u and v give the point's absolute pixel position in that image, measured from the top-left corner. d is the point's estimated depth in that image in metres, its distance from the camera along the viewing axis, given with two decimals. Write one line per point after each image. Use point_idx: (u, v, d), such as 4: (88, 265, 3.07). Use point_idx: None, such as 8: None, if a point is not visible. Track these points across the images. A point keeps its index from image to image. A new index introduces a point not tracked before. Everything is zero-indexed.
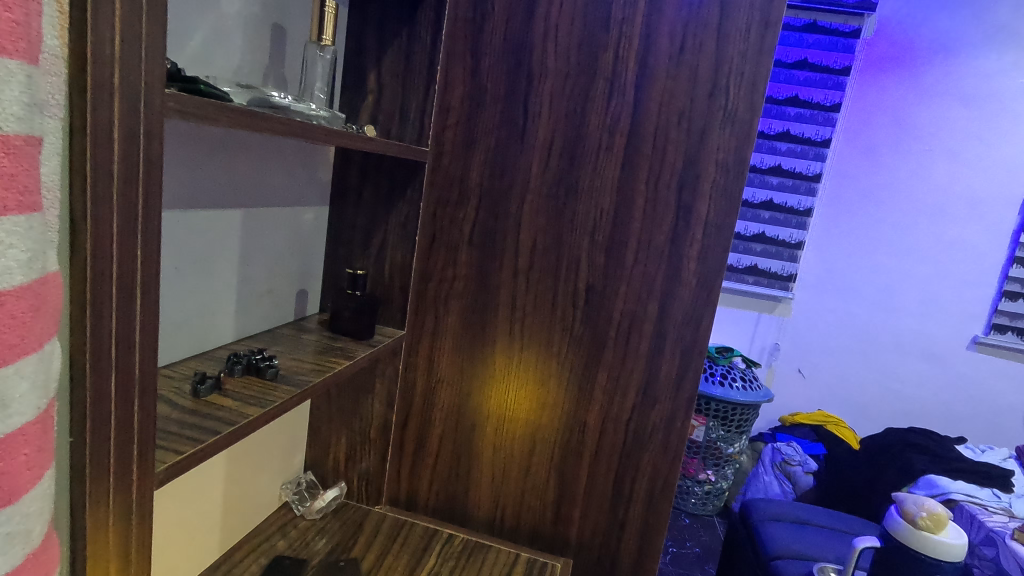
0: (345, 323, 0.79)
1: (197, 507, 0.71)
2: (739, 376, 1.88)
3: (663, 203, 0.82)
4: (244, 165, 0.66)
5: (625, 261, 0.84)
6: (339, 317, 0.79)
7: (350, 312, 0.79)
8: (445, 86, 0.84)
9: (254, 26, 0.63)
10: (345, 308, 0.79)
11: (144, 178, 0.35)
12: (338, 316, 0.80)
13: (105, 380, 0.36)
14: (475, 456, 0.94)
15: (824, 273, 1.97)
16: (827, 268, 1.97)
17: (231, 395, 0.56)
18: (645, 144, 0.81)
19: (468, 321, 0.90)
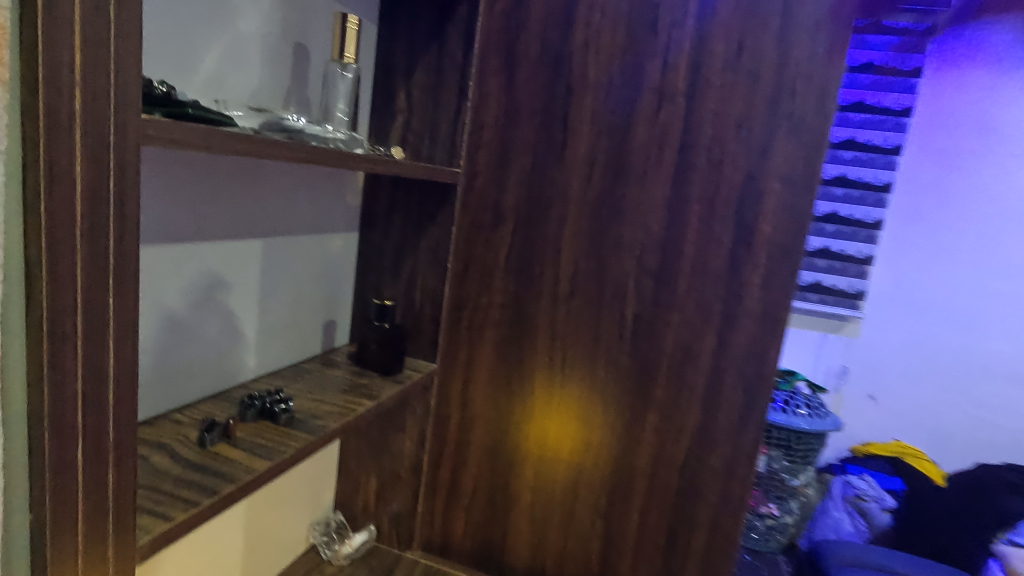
0: (372, 356, 0.74)
1: (214, 555, 0.67)
2: (804, 404, 1.72)
3: (719, 223, 0.73)
4: (264, 192, 0.62)
5: (677, 288, 0.75)
6: (366, 350, 0.75)
7: (378, 345, 0.74)
8: (478, 102, 0.79)
9: (274, 46, 0.60)
10: (372, 340, 0.74)
11: (114, 219, 0.31)
12: (365, 349, 0.75)
13: (69, 449, 0.31)
14: (513, 500, 0.86)
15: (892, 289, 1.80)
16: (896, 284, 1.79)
17: (240, 444, 0.51)
18: (698, 159, 0.73)
19: (504, 354, 0.83)
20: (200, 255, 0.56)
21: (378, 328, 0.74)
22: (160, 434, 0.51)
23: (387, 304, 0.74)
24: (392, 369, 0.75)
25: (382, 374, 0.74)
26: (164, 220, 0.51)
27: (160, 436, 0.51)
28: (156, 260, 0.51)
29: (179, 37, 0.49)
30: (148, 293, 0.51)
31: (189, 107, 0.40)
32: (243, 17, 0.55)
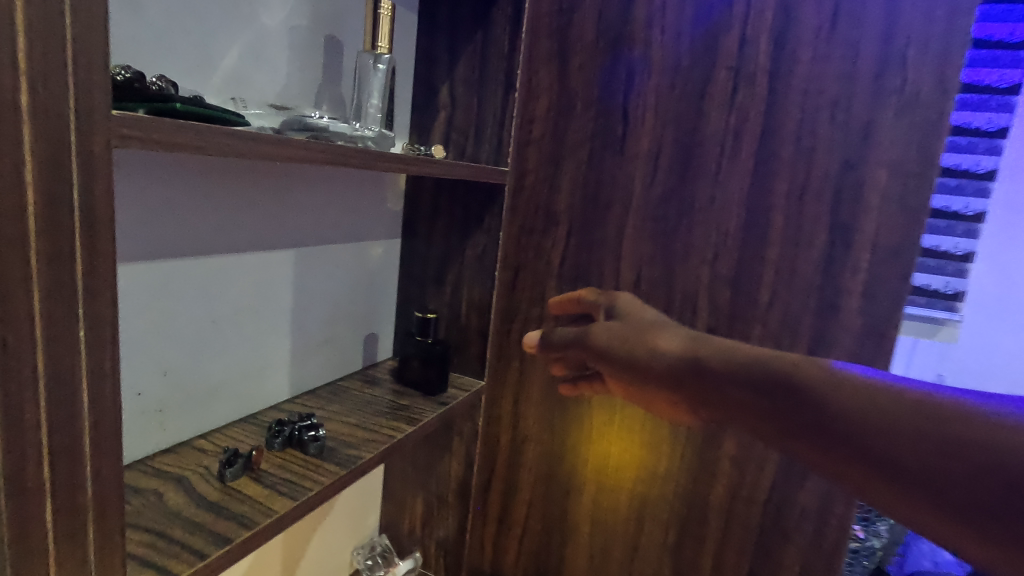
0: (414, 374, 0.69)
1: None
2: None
3: (809, 222, 0.63)
4: (298, 200, 0.58)
5: (759, 297, 0.66)
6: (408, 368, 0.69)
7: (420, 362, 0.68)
8: (527, 94, 0.72)
9: (304, 40, 0.55)
10: (413, 358, 0.69)
11: (82, 237, 0.26)
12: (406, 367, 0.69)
13: (37, 509, 0.26)
14: (570, 531, 0.78)
15: None
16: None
17: (263, 480, 0.46)
18: (783, 148, 0.63)
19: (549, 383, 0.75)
20: (228, 270, 0.51)
21: (421, 343, 0.68)
22: (180, 465, 0.47)
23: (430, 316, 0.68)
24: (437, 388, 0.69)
25: (425, 393, 0.69)
26: (185, 231, 0.47)
27: (180, 467, 0.47)
28: (179, 275, 0.47)
29: (197, 32, 0.45)
30: (172, 313, 0.47)
31: (177, 102, 0.32)
32: (267, 8, 0.50)
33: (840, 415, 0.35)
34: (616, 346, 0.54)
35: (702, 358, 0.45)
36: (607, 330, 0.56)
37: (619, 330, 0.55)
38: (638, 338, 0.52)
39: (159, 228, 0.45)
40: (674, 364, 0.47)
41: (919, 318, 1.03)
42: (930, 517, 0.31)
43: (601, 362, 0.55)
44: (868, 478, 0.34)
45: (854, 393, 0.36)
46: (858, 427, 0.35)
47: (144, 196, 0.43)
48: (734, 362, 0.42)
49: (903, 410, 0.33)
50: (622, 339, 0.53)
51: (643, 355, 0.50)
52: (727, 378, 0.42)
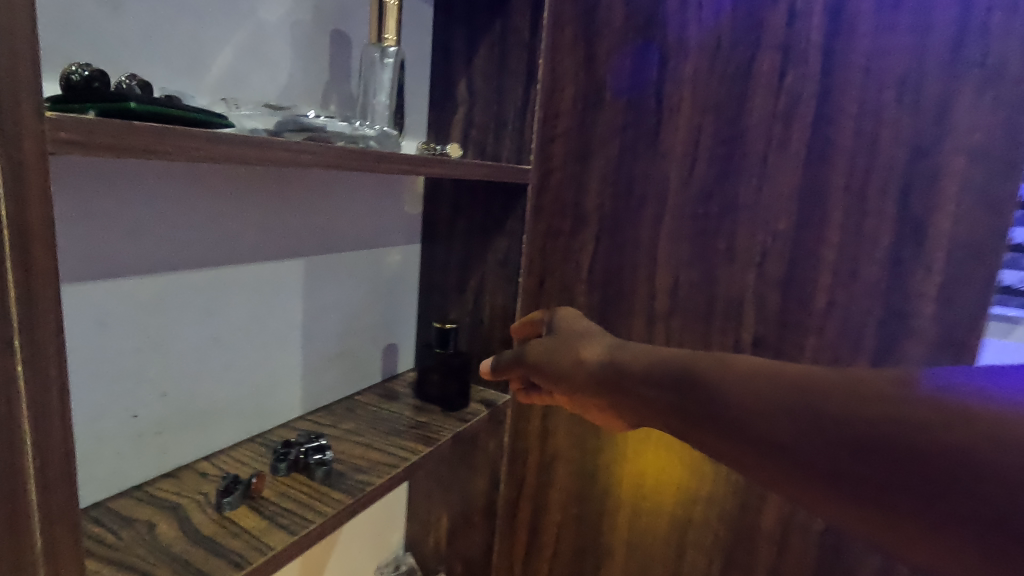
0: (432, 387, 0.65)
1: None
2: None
3: (872, 218, 0.55)
4: (308, 207, 0.54)
5: (814, 304, 0.59)
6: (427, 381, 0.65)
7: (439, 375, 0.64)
8: (551, 85, 0.66)
9: (307, 35, 0.51)
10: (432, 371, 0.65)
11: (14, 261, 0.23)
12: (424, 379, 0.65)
13: None
14: (604, 556, 0.72)
15: None
16: None
17: (263, 510, 0.43)
18: (841, 134, 0.56)
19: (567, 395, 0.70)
20: (231, 284, 0.49)
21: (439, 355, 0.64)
22: (176, 492, 0.44)
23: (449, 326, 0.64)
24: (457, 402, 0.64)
25: (444, 408, 0.64)
26: (182, 243, 0.44)
27: (177, 494, 0.44)
28: (175, 289, 0.44)
29: (186, 31, 0.42)
30: (169, 329, 0.45)
31: (133, 102, 0.28)
32: (265, 3, 0.47)
33: (752, 412, 0.31)
34: (542, 368, 0.51)
35: (621, 362, 0.43)
36: (533, 344, 0.53)
37: (546, 345, 0.52)
38: (564, 348, 0.50)
39: (153, 240, 0.42)
40: (590, 375, 0.46)
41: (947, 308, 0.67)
42: (892, 532, 0.25)
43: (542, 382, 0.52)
44: (833, 482, 0.27)
45: (767, 385, 0.31)
46: (782, 430, 0.30)
47: (136, 207, 0.41)
48: (649, 363, 0.40)
49: (827, 403, 0.28)
50: (534, 356, 0.52)
51: (553, 367, 0.50)
52: (634, 378, 0.41)
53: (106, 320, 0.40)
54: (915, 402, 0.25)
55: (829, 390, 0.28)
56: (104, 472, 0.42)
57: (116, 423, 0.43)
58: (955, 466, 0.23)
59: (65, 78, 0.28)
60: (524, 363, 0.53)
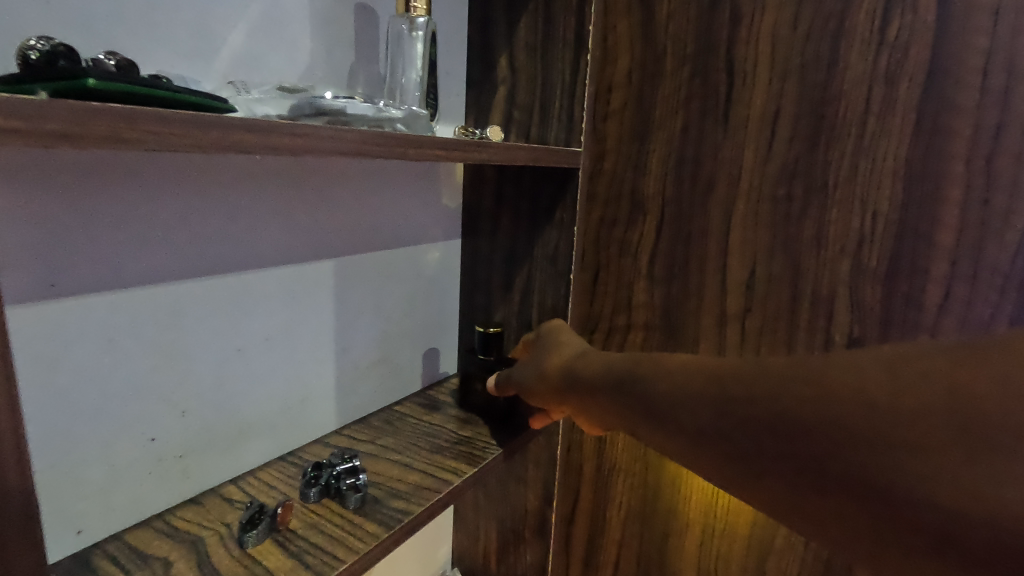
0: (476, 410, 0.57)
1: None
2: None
3: (1002, 194, 0.46)
4: (337, 202, 0.49)
5: (926, 299, 0.49)
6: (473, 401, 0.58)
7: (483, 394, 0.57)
8: (604, 55, 0.59)
9: (330, 9, 0.45)
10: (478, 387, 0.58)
11: None
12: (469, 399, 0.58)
13: None
14: None
15: None
16: None
17: (289, 547, 0.38)
18: (964, 93, 0.46)
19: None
20: (254, 290, 0.44)
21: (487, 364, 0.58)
22: (199, 520, 0.40)
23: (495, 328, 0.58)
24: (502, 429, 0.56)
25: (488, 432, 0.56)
26: (198, 247, 0.40)
27: (199, 524, 0.40)
28: (191, 300, 0.40)
29: (189, 4, 0.37)
30: (189, 343, 0.40)
31: (91, 78, 0.23)
32: None
33: (682, 413, 0.30)
34: (527, 386, 0.46)
35: (576, 365, 0.41)
36: (522, 360, 0.49)
37: (532, 360, 0.48)
38: (539, 360, 0.46)
39: (163, 247, 0.38)
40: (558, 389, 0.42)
41: None
42: (848, 542, 0.23)
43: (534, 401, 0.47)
44: (788, 494, 0.25)
45: (704, 388, 0.29)
46: (743, 451, 0.27)
47: (142, 209, 0.36)
48: (600, 365, 0.38)
49: (767, 408, 0.26)
50: (522, 375, 0.47)
51: (533, 388, 0.46)
52: (584, 382, 0.39)
53: (115, 336, 0.36)
54: (845, 389, 0.23)
55: (767, 395, 0.26)
56: (122, 502, 0.39)
57: (132, 448, 0.39)
58: (903, 475, 0.21)
59: (20, 55, 0.24)
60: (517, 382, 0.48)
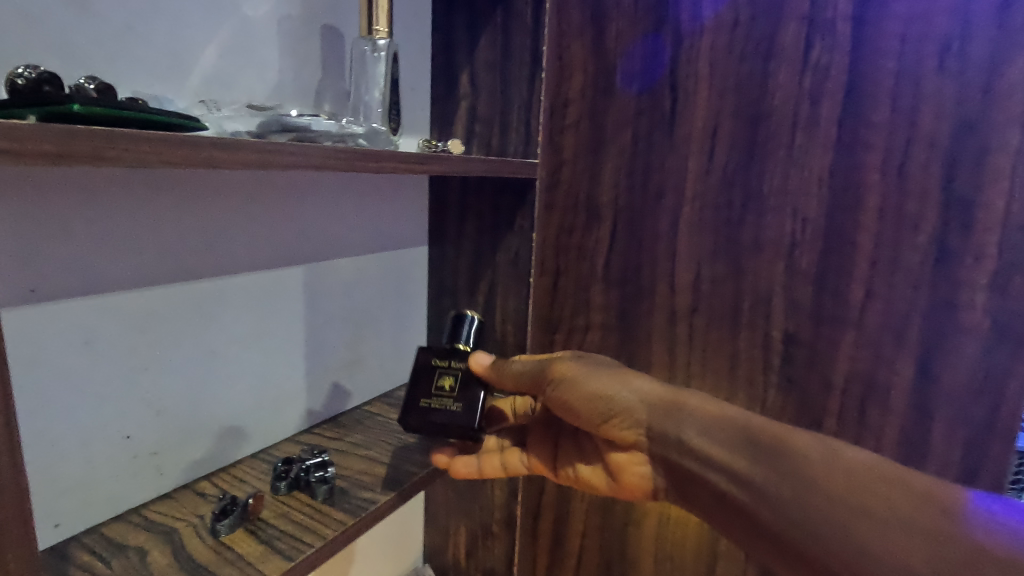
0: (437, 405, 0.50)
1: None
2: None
3: (914, 200, 0.51)
4: (306, 211, 0.52)
5: (851, 297, 0.54)
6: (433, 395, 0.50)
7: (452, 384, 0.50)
8: (559, 72, 0.63)
9: (296, 30, 0.48)
10: (440, 377, 0.51)
11: None
12: (423, 394, 0.51)
13: None
14: (631, 566, 0.68)
15: None
16: None
17: (261, 534, 0.41)
18: (878, 110, 0.51)
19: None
20: (226, 295, 0.46)
21: (454, 352, 0.52)
22: (173, 514, 0.42)
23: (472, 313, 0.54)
24: (466, 421, 0.49)
25: (447, 430, 0.49)
26: (173, 255, 0.42)
27: (173, 517, 0.42)
28: (166, 305, 0.42)
29: (162, 29, 0.39)
30: (164, 346, 0.43)
31: (76, 104, 0.26)
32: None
33: (807, 477, 0.42)
34: (586, 400, 0.51)
35: (676, 403, 0.51)
36: (586, 368, 0.52)
37: (577, 373, 0.52)
38: (602, 379, 0.52)
39: (138, 254, 0.40)
40: (637, 421, 0.51)
41: None
42: None
43: (562, 408, 0.53)
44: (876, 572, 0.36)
45: (840, 466, 0.42)
46: (822, 502, 0.40)
47: (117, 218, 0.38)
48: (711, 416, 0.49)
49: (874, 482, 0.40)
50: (591, 389, 0.51)
51: (602, 405, 0.51)
52: (687, 425, 0.49)
53: (93, 338, 0.39)
54: (931, 497, 0.39)
55: (879, 478, 0.41)
56: (99, 496, 0.41)
57: (108, 444, 0.41)
58: (989, 563, 0.34)
59: (8, 82, 0.26)
60: (569, 389, 0.52)
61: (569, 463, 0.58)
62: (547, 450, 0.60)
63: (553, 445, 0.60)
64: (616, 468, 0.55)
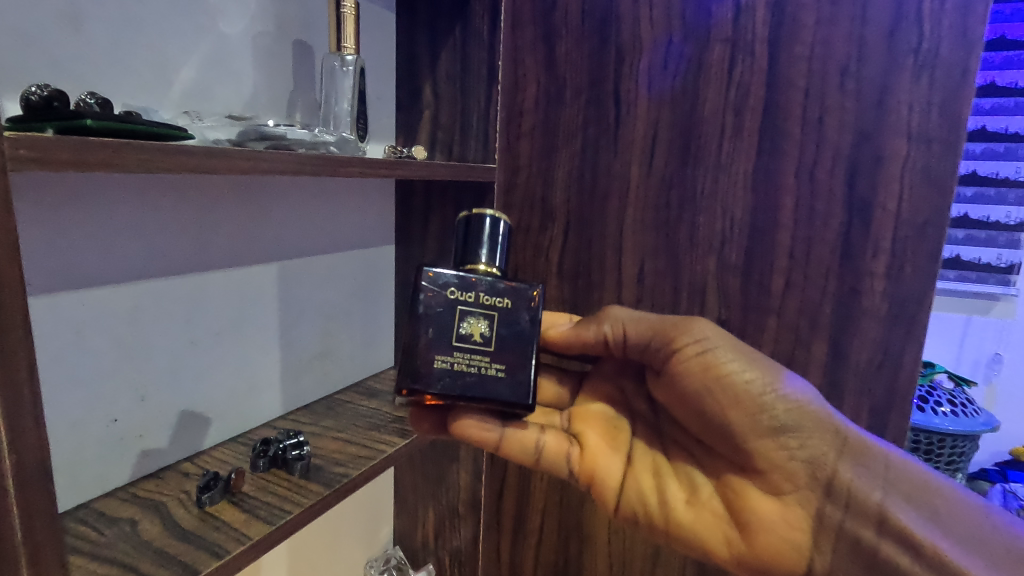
0: (470, 365, 0.44)
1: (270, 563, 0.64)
2: (947, 400, 1.12)
3: (822, 202, 0.58)
4: (280, 212, 0.56)
5: (773, 286, 0.61)
6: (462, 351, 0.44)
7: (486, 337, 0.45)
8: (514, 85, 0.68)
9: (270, 46, 0.53)
10: (468, 325, 0.44)
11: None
12: (445, 350, 0.44)
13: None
14: (587, 538, 0.73)
15: None
16: None
17: (242, 504, 0.45)
18: (791, 122, 0.58)
19: (631, 408, 0.60)
20: (206, 288, 0.50)
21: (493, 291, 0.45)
22: (159, 491, 0.46)
23: (487, 218, 0.47)
24: (513, 394, 0.45)
25: (490, 400, 0.45)
26: (158, 253, 0.46)
27: (161, 493, 0.46)
28: (150, 298, 0.46)
29: (148, 46, 0.43)
30: (148, 337, 0.46)
31: (88, 118, 0.30)
32: (226, 17, 0.49)
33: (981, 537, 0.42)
34: (757, 387, 0.47)
35: (860, 446, 0.46)
36: (758, 358, 0.49)
37: (763, 384, 0.47)
38: (794, 405, 0.47)
39: (126, 251, 0.44)
40: (816, 448, 0.46)
41: (973, 296, 1.30)
42: None
43: (711, 384, 0.48)
44: None
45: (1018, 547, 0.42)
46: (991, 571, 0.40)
47: (108, 219, 0.42)
48: (891, 464, 0.46)
49: None
50: (770, 381, 0.47)
51: (773, 398, 0.47)
52: (866, 467, 0.46)
53: (83, 328, 0.42)
54: None
55: None
56: (89, 475, 0.44)
57: (98, 426, 0.44)
58: None
59: (25, 99, 0.30)
60: (735, 363, 0.48)
61: (644, 484, 0.55)
62: (616, 462, 0.55)
63: (624, 457, 0.56)
64: (735, 500, 0.49)
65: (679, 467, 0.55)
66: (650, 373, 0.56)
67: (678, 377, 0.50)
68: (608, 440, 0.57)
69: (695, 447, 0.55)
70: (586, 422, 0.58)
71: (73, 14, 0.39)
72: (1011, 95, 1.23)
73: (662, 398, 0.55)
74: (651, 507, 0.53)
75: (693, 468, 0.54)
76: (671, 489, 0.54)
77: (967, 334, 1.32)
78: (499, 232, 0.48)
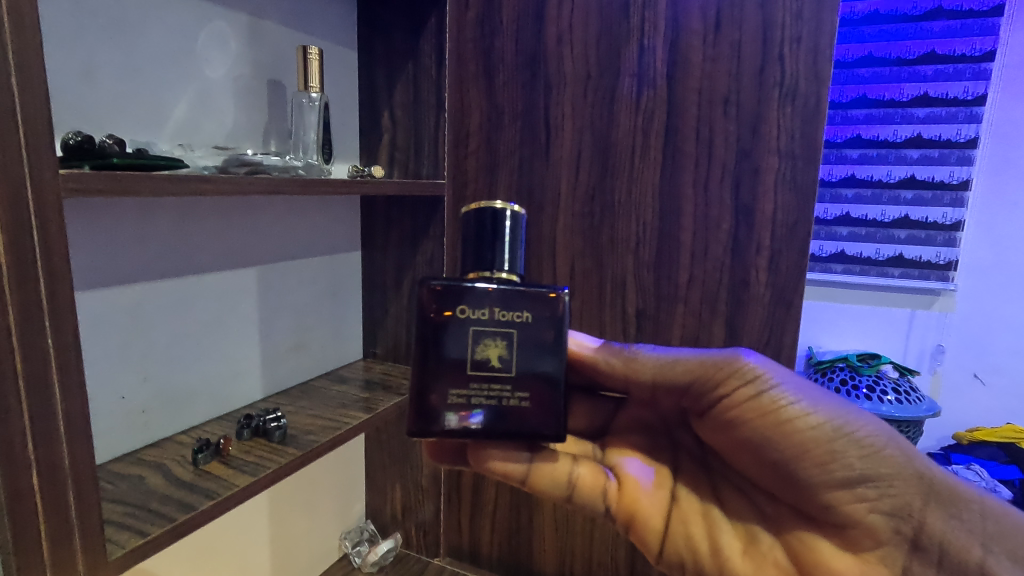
0: (490, 392, 0.48)
1: (236, 542, 0.71)
2: (892, 389, 1.25)
3: (715, 208, 0.70)
4: (258, 220, 0.66)
5: (679, 279, 0.73)
6: (476, 378, 0.47)
7: (504, 359, 0.47)
8: (461, 112, 0.80)
9: (246, 86, 0.63)
10: (484, 349, 0.47)
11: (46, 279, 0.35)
12: (462, 376, 0.47)
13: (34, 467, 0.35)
14: (535, 504, 0.82)
15: (994, 257, 1.37)
16: (998, 249, 1.36)
17: (231, 463, 0.55)
18: (687, 142, 0.70)
19: (673, 439, 0.61)
20: (196, 289, 0.60)
21: (509, 304, 0.47)
22: (161, 455, 0.56)
23: (493, 208, 0.49)
24: (517, 416, 0.48)
25: (503, 423, 0.48)
26: (155, 259, 0.55)
27: (162, 457, 0.56)
28: (151, 299, 0.55)
29: (147, 93, 0.54)
30: (150, 329, 0.56)
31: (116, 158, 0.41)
32: (210, 63, 0.59)
33: None
34: (827, 433, 0.48)
35: (942, 493, 0.47)
36: (821, 397, 0.50)
37: (835, 426, 0.48)
38: (866, 447, 0.48)
39: (132, 258, 0.53)
40: (898, 497, 0.47)
41: (921, 291, 1.42)
42: None
43: (771, 430, 0.49)
44: None
45: None
46: None
47: (120, 233, 0.52)
48: (986, 516, 0.47)
49: None
50: (840, 424, 0.48)
51: (847, 444, 0.47)
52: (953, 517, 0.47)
53: (99, 322, 0.51)
54: None
55: None
56: (104, 443, 0.54)
57: (110, 402, 0.54)
58: None
59: (66, 143, 0.41)
60: (797, 407, 0.49)
61: (693, 528, 0.56)
62: (657, 503, 0.57)
63: (669, 495, 0.57)
64: (805, 554, 0.50)
65: (733, 516, 0.55)
66: (694, 414, 0.56)
67: (729, 418, 0.52)
68: (650, 478, 0.58)
69: (753, 490, 0.56)
70: (622, 454, 0.59)
71: (89, 69, 0.49)
72: (941, 106, 1.36)
73: (711, 439, 0.56)
74: (701, 553, 0.54)
75: (752, 519, 0.55)
76: (725, 537, 0.54)
77: (911, 325, 1.44)
78: (502, 222, 0.49)
